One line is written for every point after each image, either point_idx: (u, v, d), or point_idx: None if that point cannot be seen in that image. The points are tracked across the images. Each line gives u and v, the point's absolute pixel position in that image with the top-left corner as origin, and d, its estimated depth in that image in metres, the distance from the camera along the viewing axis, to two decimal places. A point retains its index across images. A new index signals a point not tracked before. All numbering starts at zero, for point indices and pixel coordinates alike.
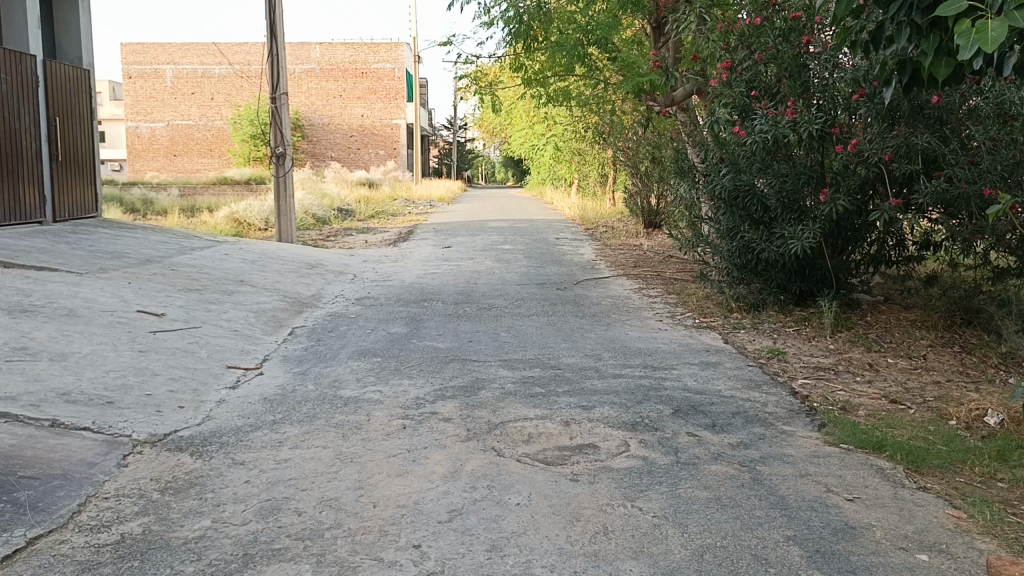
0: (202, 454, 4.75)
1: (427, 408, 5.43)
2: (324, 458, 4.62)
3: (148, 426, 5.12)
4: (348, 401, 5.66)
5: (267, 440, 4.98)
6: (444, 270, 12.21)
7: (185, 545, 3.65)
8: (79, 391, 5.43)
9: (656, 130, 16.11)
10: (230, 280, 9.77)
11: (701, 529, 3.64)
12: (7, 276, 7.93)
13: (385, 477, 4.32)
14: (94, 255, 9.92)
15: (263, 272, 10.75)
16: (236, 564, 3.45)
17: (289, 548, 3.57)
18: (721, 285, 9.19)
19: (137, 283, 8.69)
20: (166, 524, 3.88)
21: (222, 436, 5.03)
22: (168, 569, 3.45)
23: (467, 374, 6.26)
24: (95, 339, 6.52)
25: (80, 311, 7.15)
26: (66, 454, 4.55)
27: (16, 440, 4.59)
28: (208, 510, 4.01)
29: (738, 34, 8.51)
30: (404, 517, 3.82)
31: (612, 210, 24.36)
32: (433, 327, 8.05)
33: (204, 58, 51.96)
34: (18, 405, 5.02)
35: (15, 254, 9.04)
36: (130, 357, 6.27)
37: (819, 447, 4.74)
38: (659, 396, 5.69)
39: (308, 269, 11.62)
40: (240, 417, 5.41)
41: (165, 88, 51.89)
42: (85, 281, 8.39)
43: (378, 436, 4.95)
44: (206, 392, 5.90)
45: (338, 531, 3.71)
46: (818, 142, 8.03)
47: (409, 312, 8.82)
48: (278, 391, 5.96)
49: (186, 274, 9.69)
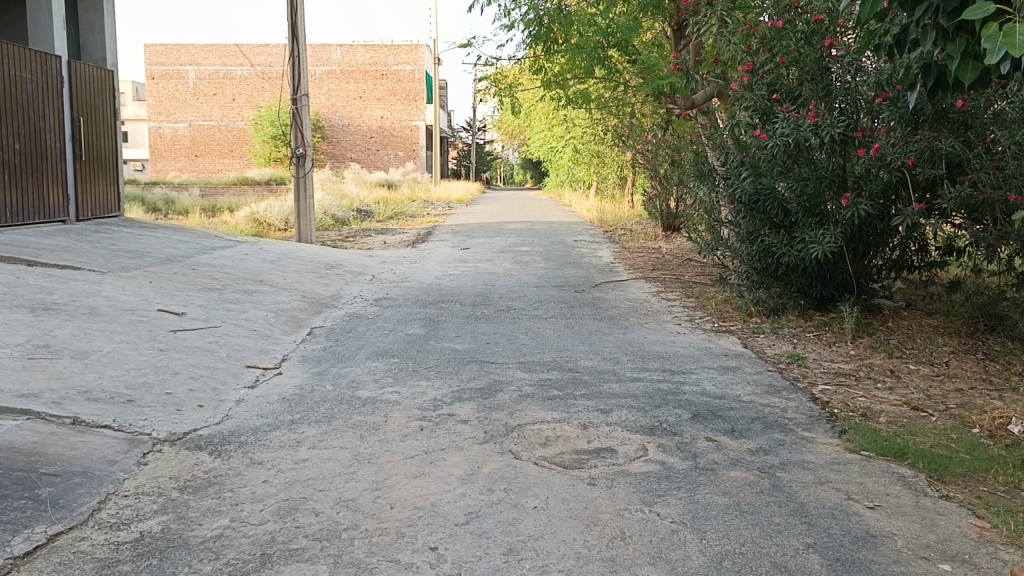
0: (221, 453, 4.78)
1: (444, 410, 5.43)
2: (341, 458, 4.64)
3: (168, 424, 5.16)
4: (365, 402, 5.68)
5: (285, 439, 5.00)
6: (462, 271, 12.22)
7: (203, 544, 3.68)
8: (100, 389, 5.48)
9: (676, 132, 16.07)
10: (249, 279, 9.82)
11: (720, 536, 3.61)
12: (29, 274, 8.01)
13: (402, 478, 4.33)
14: (116, 254, 10.02)
15: (282, 272, 10.82)
16: (254, 563, 3.47)
17: (306, 549, 3.58)
18: (741, 289, 9.14)
19: (158, 282, 8.77)
20: (185, 523, 3.91)
21: (241, 436, 5.06)
22: (187, 568, 3.47)
23: (484, 376, 6.26)
24: (116, 337, 6.57)
25: (101, 309, 7.21)
26: (87, 451, 4.60)
27: (37, 436, 4.65)
28: (227, 509, 4.03)
29: (759, 37, 8.47)
30: (420, 519, 3.82)
31: (631, 212, 24.29)
32: (451, 328, 8.07)
33: (227, 59, 52.44)
34: (40, 402, 5.08)
35: (38, 253, 9.14)
36: (150, 355, 6.32)
37: (839, 454, 4.70)
38: (678, 400, 5.66)
39: (327, 270, 11.66)
40: (259, 417, 5.44)
41: (187, 89, 52.39)
42: (107, 279, 8.47)
43: (395, 437, 4.96)
44: (226, 391, 5.93)
45: (355, 532, 3.72)
46: (840, 147, 8.03)
47: (427, 314, 8.82)
48: (296, 391, 5.98)
49: (207, 273, 9.77)
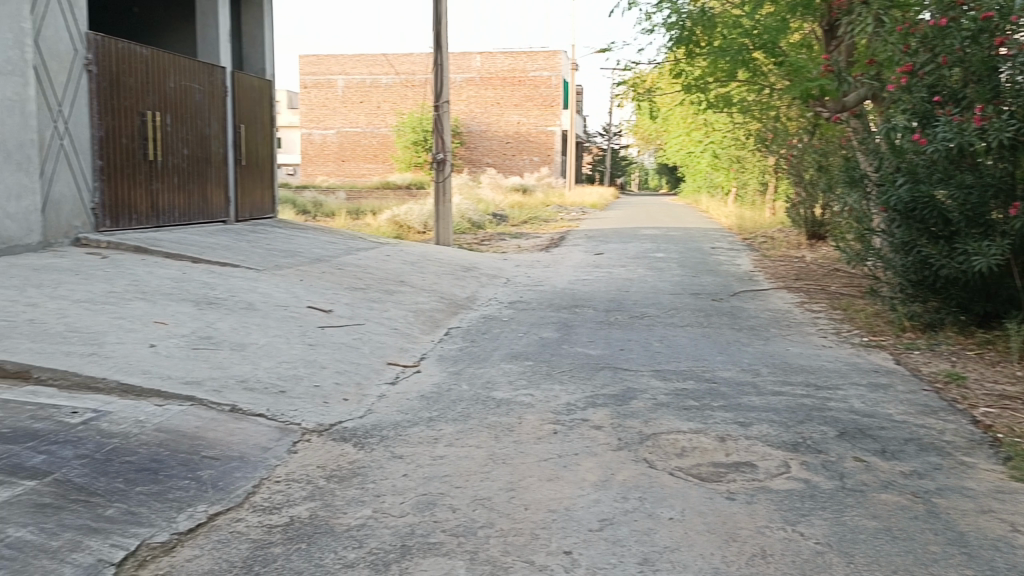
0: (364, 445, 4.99)
1: (578, 415, 5.43)
2: (477, 457, 4.73)
3: (316, 415, 5.44)
4: (500, 403, 5.77)
5: (424, 435, 5.16)
6: (596, 277, 12.20)
7: (348, 532, 3.85)
8: (255, 379, 5.85)
9: (824, 136, 15.41)
10: (390, 280, 10.20)
11: (868, 561, 3.43)
12: (195, 270, 8.65)
13: (537, 480, 4.37)
14: (270, 253, 10.66)
15: (422, 273, 11.17)
16: (394, 554, 3.60)
17: (444, 543, 3.68)
18: (893, 302, 8.63)
19: (307, 280, 9.26)
20: (331, 511, 4.11)
21: (382, 430, 5.26)
22: (332, 554, 3.65)
23: (619, 383, 6.22)
24: (270, 331, 6.99)
25: (257, 305, 7.69)
26: (244, 438, 4.92)
27: (201, 421, 5.02)
28: (370, 500, 4.21)
29: (920, 36, 7.99)
30: (555, 523, 3.85)
31: (772, 219, 23.48)
32: (585, 333, 8.07)
33: (373, 68, 54.76)
34: (203, 389, 5.48)
35: (203, 251, 9.85)
36: (300, 349, 6.68)
37: (1005, 483, 4.36)
38: (822, 417, 5.42)
39: (464, 272, 11.94)
40: (399, 412, 5.64)
41: (336, 97, 55.09)
42: (262, 276, 9.02)
43: (530, 439, 5.01)
44: (368, 386, 6.19)
45: (490, 531, 3.79)
46: (1009, 151, 7.36)
47: (561, 318, 8.86)
48: (434, 389, 6.16)
49: (352, 273, 10.22)
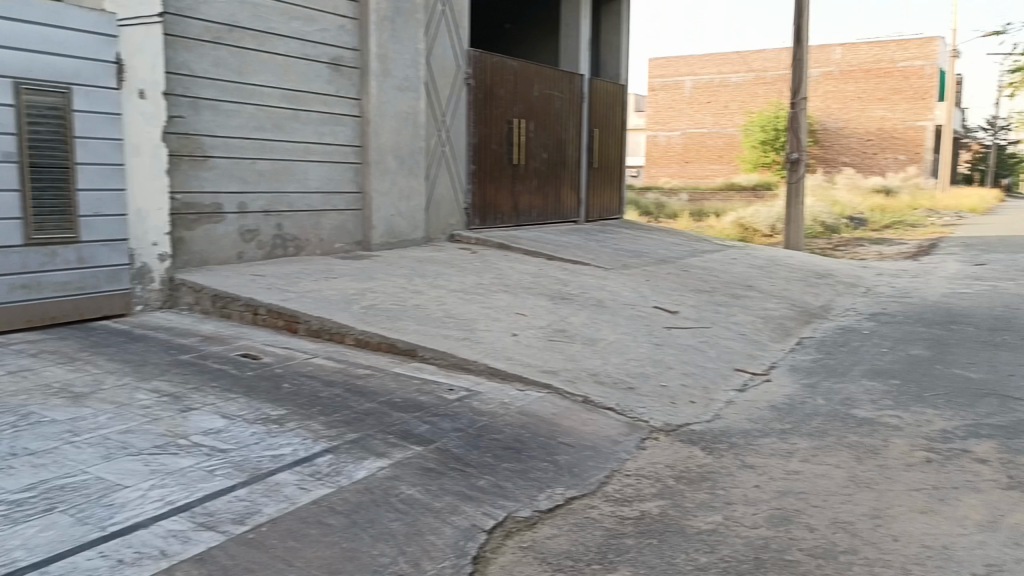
0: (713, 450, 4.95)
1: (958, 445, 4.85)
2: (836, 477, 4.44)
3: (665, 414, 5.50)
4: (862, 422, 5.35)
5: (776, 447, 4.97)
6: (979, 290, 10.78)
7: (698, 535, 3.85)
8: (606, 373, 6.09)
9: None
10: (737, 284, 9.96)
11: None
12: (550, 267, 9.25)
13: (907, 511, 3.98)
14: (618, 253, 11.01)
15: (771, 278, 10.77)
16: (747, 565, 3.52)
17: (801, 563, 3.51)
18: None
19: (654, 280, 9.42)
20: (681, 511, 4.14)
21: (731, 437, 5.17)
22: (684, 554, 3.67)
23: (1010, 414, 5.43)
24: (619, 328, 7.22)
25: (607, 302, 8.00)
26: (596, 429, 5.15)
27: (557, 409, 5.36)
28: (719, 506, 4.16)
29: None
30: (931, 560, 3.47)
31: None
32: (965, 353, 7.17)
33: (724, 67, 53.89)
34: (559, 379, 5.84)
35: (558, 249, 10.50)
36: (648, 348, 6.81)
37: None
38: None
39: (817, 279, 11.28)
40: (748, 421, 5.50)
41: (682, 98, 55.39)
42: (611, 275, 9.36)
43: (898, 465, 4.58)
44: (716, 391, 6.12)
45: (853, 557, 3.53)
46: None
47: (934, 334, 7.98)
48: (787, 400, 5.90)
49: (698, 275, 10.18)
